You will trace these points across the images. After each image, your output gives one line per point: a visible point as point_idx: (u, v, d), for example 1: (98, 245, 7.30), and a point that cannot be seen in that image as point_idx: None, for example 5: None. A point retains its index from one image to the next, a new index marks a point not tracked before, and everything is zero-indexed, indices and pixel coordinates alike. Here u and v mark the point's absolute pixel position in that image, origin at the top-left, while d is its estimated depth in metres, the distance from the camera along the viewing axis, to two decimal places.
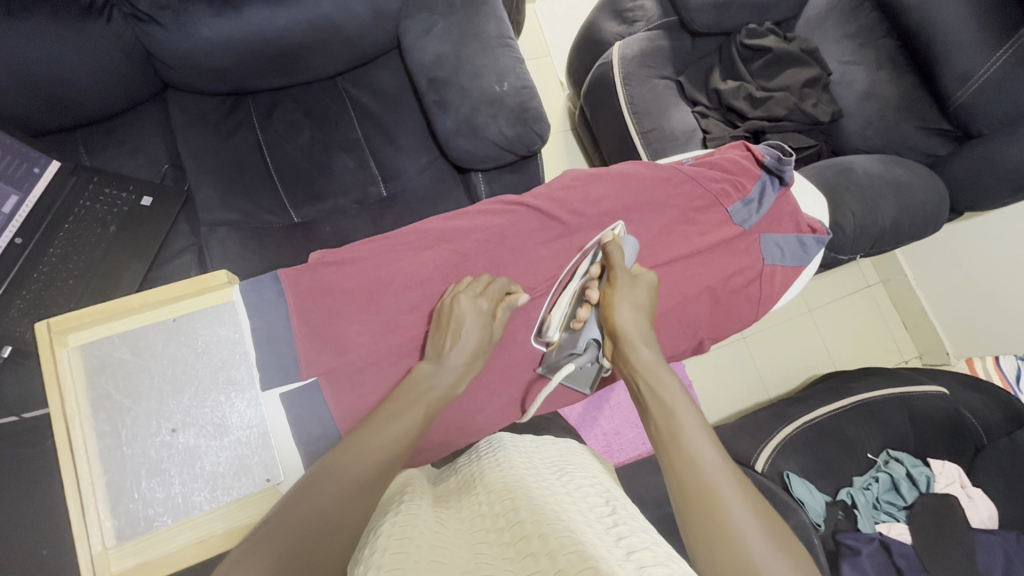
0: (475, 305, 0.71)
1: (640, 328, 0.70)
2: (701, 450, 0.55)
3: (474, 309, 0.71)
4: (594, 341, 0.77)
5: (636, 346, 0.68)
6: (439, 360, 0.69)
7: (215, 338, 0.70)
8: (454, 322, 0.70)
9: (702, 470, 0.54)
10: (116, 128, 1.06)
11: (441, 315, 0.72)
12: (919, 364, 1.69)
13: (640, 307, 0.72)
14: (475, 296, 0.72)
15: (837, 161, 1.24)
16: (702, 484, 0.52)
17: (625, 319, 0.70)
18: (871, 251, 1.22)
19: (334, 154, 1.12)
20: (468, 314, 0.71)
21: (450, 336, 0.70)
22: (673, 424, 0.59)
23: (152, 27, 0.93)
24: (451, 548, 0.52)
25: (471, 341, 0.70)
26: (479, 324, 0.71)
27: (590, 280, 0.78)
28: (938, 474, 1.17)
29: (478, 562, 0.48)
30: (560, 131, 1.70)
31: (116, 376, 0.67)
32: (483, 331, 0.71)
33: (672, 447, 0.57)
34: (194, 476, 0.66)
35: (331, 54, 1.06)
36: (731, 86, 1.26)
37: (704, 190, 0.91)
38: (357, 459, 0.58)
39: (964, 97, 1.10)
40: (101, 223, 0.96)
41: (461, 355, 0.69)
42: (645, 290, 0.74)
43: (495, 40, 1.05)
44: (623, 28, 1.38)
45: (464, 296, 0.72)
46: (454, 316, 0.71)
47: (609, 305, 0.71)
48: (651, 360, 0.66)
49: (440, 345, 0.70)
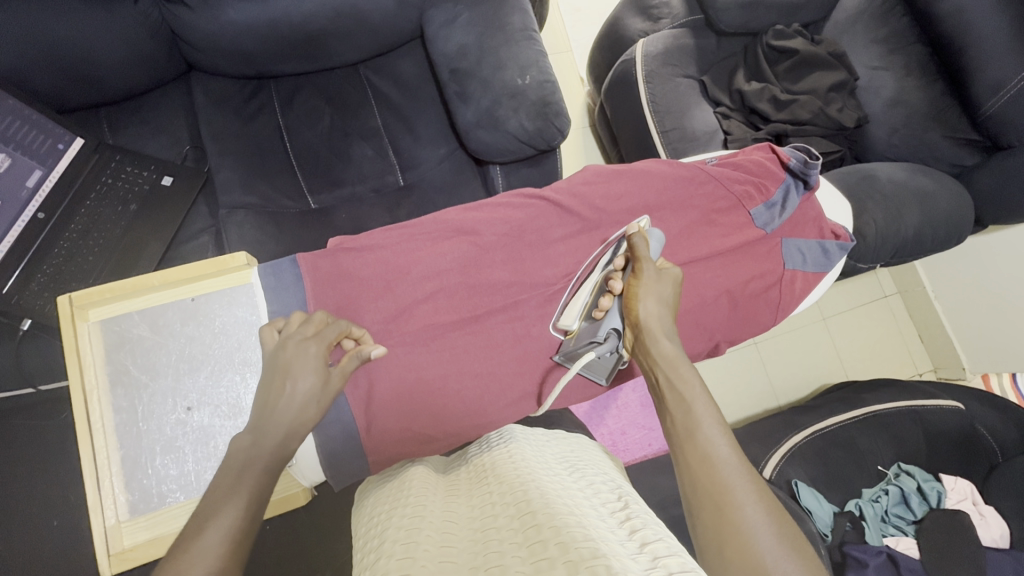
0: (304, 348, 0.60)
1: (663, 322, 0.67)
2: (716, 447, 0.55)
3: (305, 354, 0.60)
4: (614, 331, 0.74)
5: (658, 339, 0.65)
6: (259, 423, 0.56)
7: (233, 319, 0.70)
8: (280, 368, 0.59)
9: (717, 469, 0.53)
10: (140, 106, 1.07)
11: (268, 366, 0.60)
12: (933, 377, 1.67)
13: (664, 301, 0.69)
14: (305, 338, 0.61)
15: (860, 168, 1.22)
16: (716, 484, 0.52)
17: (648, 312, 0.67)
18: (892, 261, 1.20)
19: (353, 142, 1.13)
20: (297, 358, 0.59)
21: (276, 383, 0.58)
22: (690, 421, 0.57)
23: (179, 8, 0.94)
24: (460, 543, 0.52)
25: (302, 387, 0.58)
26: (312, 368, 0.59)
27: (612, 271, 0.77)
28: (950, 490, 1.15)
29: (488, 554, 0.48)
30: (579, 127, 1.69)
31: (134, 353, 0.67)
32: (323, 379, 0.60)
33: (688, 442, 0.56)
34: (207, 455, 0.67)
35: (354, 41, 1.06)
36: (756, 88, 1.24)
37: (727, 191, 0.89)
38: (205, 557, 0.46)
39: (994, 106, 1.07)
40: (122, 202, 0.98)
41: (293, 409, 0.57)
42: (670, 284, 0.71)
43: (519, 32, 1.05)
44: (648, 25, 1.38)
45: (296, 339, 0.61)
46: (282, 362, 0.59)
47: (635, 296, 0.70)
48: (671, 355, 0.64)
49: (263, 399, 0.58)
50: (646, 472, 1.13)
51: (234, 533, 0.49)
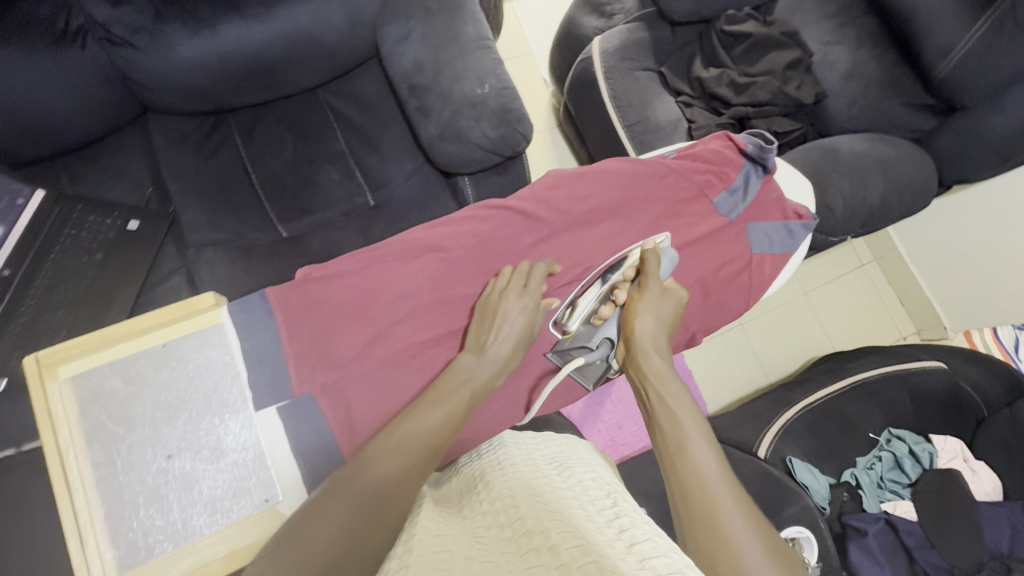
0: (520, 302, 0.73)
1: (656, 339, 0.72)
2: (705, 462, 0.57)
3: (520, 307, 0.73)
4: (608, 339, 0.78)
5: (649, 354, 0.70)
6: (483, 352, 0.71)
7: (208, 361, 0.69)
8: (498, 317, 0.72)
9: (707, 482, 0.55)
10: (98, 152, 1.06)
11: (486, 310, 0.74)
12: (918, 340, 1.70)
13: (661, 319, 0.74)
14: (521, 294, 0.74)
15: (823, 142, 1.24)
16: (706, 496, 0.54)
17: (643, 329, 0.72)
18: (863, 231, 1.22)
19: (318, 166, 1.12)
20: (513, 310, 0.73)
21: (492, 330, 0.72)
22: (680, 436, 0.60)
23: (127, 51, 0.93)
24: (453, 539, 0.51)
25: (513, 334, 0.72)
26: (523, 319, 0.73)
27: (619, 281, 0.79)
28: (941, 449, 1.19)
29: (478, 553, 0.48)
30: (546, 128, 1.70)
31: (108, 406, 0.66)
32: (527, 331, 0.73)
33: (678, 456, 0.59)
34: (192, 501, 0.65)
35: (310, 66, 1.06)
36: (714, 74, 1.27)
37: (689, 182, 0.90)
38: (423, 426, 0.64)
39: (946, 70, 1.11)
40: (87, 252, 0.96)
41: (505, 348, 0.71)
42: (670, 305, 0.76)
43: (473, 42, 1.05)
44: (602, 22, 1.40)
45: (511, 292, 0.74)
46: (500, 311, 0.72)
47: (634, 310, 0.74)
48: (661, 370, 0.68)
49: (481, 337, 0.72)
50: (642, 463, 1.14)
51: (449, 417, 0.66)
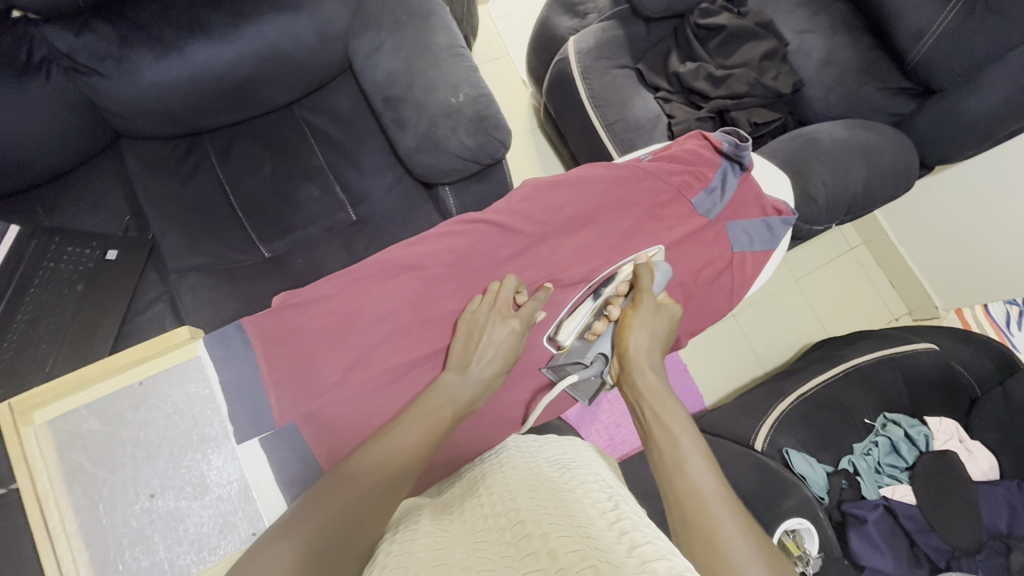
0: (506, 324, 0.72)
1: (651, 355, 0.72)
2: (704, 480, 0.57)
3: (507, 329, 0.72)
4: (602, 354, 0.76)
5: (644, 371, 0.70)
6: (466, 371, 0.70)
7: (186, 397, 0.68)
8: (483, 338, 0.71)
9: (706, 502, 0.55)
10: (72, 183, 1.05)
11: (472, 328, 0.73)
12: (910, 321, 1.70)
13: (655, 335, 0.74)
14: (507, 314, 0.74)
15: (802, 131, 1.23)
16: (705, 515, 0.53)
17: (638, 343, 0.72)
18: (848, 218, 1.22)
19: (297, 184, 1.11)
20: (498, 331, 0.72)
21: (477, 350, 0.71)
22: (677, 454, 0.60)
23: (94, 79, 0.92)
24: (452, 546, 0.51)
25: (499, 355, 0.71)
26: (509, 341, 0.72)
27: (613, 297, 0.78)
28: (936, 431, 1.19)
29: (478, 558, 0.47)
30: (527, 130, 1.69)
31: (87, 449, 0.65)
32: (514, 352, 0.72)
33: (675, 474, 0.58)
34: (177, 540, 0.64)
35: (282, 83, 1.05)
36: (690, 68, 1.26)
37: (666, 184, 0.90)
38: (401, 441, 0.62)
39: (920, 54, 1.11)
40: (67, 283, 0.95)
41: (487, 369, 0.71)
42: (665, 320, 0.76)
43: (445, 50, 1.04)
44: (576, 22, 1.40)
45: (497, 312, 0.74)
46: (485, 331, 0.72)
47: (627, 326, 0.73)
48: (656, 387, 0.68)
49: (465, 355, 0.71)
50: (640, 462, 1.14)
51: (426, 435, 0.64)
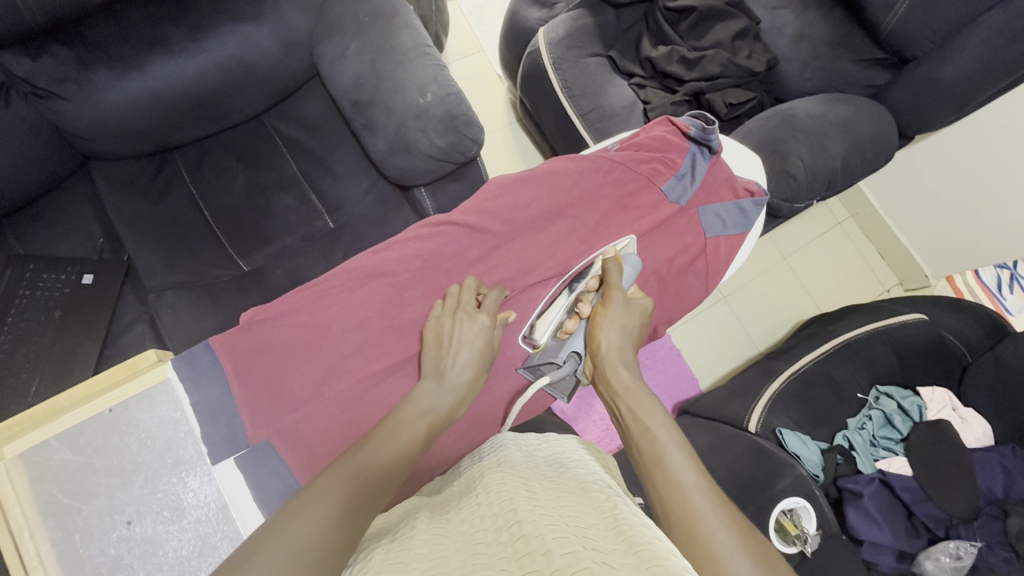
0: (475, 322, 0.71)
1: (623, 352, 0.71)
2: (684, 475, 0.56)
3: (476, 327, 0.71)
4: (575, 353, 0.75)
5: (617, 369, 0.69)
6: (441, 375, 0.68)
7: (158, 420, 0.70)
8: (455, 339, 0.70)
9: (688, 497, 0.54)
10: (43, 209, 1.03)
11: (439, 333, 0.71)
12: (902, 291, 1.69)
13: (627, 331, 0.73)
14: (473, 312, 0.72)
15: (779, 109, 1.22)
16: (688, 510, 0.53)
17: (609, 342, 0.71)
18: (828, 193, 1.21)
19: (272, 195, 1.10)
20: (467, 331, 0.70)
21: (451, 353, 0.69)
22: (656, 450, 0.59)
23: (54, 102, 0.91)
24: (448, 549, 0.49)
25: (473, 357, 0.69)
26: (480, 340, 0.70)
27: (583, 293, 0.78)
28: (928, 401, 1.19)
29: (475, 563, 0.45)
30: (506, 124, 1.67)
31: (61, 480, 0.67)
32: (488, 350, 0.71)
33: (655, 470, 0.58)
34: (157, 566, 0.65)
35: (248, 94, 1.04)
36: (663, 52, 1.25)
37: (635, 174, 0.89)
38: (381, 450, 0.58)
39: (892, 24, 1.10)
40: (45, 310, 0.94)
41: (462, 374, 0.68)
42: (635, 315, 0.75)
43: (411, 50, 1.02)
44: (544, 13, 1.39)
45: (465, 313, 0.72)
46: (454, 333, 0.70)
47: (599, 323, 0.73)
48: (629, 385, 0.68)
49: (437, 361, 0.69)
50: None
51: (406, 445, 0.61)
